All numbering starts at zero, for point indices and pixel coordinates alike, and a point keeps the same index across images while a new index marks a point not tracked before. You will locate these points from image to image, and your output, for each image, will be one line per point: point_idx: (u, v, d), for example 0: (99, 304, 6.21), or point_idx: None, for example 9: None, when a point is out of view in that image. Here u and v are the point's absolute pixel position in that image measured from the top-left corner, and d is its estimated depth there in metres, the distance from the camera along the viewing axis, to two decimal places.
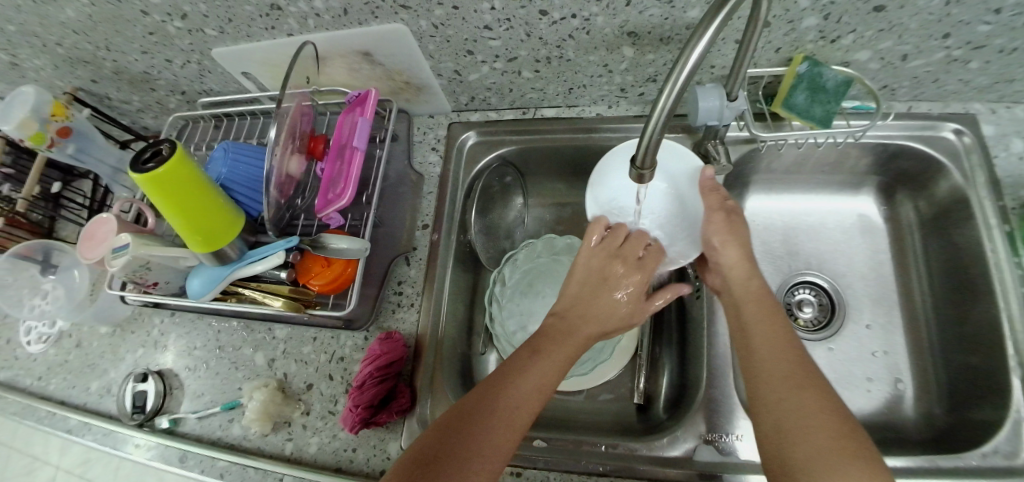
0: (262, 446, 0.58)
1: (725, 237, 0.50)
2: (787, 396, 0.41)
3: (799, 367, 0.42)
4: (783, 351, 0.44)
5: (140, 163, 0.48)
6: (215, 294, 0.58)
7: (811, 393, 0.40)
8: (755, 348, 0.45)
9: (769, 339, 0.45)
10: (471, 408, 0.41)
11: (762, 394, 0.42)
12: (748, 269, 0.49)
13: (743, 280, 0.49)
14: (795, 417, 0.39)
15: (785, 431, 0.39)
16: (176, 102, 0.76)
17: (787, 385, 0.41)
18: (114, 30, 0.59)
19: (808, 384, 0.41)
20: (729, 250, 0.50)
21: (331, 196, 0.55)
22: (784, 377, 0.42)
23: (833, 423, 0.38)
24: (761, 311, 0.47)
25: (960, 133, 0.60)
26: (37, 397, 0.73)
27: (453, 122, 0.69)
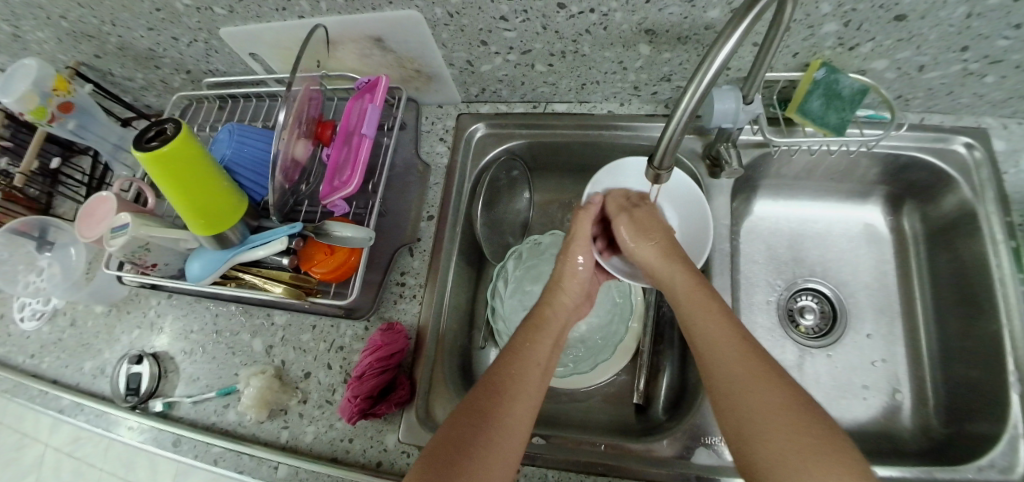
0: (256, 433, 0.58)
1: (636, 236, 0.53)
2: (737, 393, 0.39)
3: (748, 361, 0.41)
4: (722, 345, 0.42)
5: (143, 142, 0.47)
6: (214, 279, 0.57)
7: (763, 385, 0.39)
8: (702, 348, 0.44)
9: (711, 334, 0.44)
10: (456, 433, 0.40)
11: (718, 396, 0.41)
12: (667, 260, 0.51)
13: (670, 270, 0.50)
14: (750, 413, 0.38)
15: (742, 426, 0.38)
16: (180, 82, 0.75)
17: (734, 380, 0.40)
18: (120, 5, 0.58)
19: (754, 377, 0.39)
20: (645, 247, 0.53)
21: (337, 183, 0.54)
22: (734, 375, 0.40)
23: (787, 415, 0.36)
24: (703, 307, 0.45)
25: (971, 147, 0.59)
26: (29, 375, 0.72)
27: (462, 113, 0.68)
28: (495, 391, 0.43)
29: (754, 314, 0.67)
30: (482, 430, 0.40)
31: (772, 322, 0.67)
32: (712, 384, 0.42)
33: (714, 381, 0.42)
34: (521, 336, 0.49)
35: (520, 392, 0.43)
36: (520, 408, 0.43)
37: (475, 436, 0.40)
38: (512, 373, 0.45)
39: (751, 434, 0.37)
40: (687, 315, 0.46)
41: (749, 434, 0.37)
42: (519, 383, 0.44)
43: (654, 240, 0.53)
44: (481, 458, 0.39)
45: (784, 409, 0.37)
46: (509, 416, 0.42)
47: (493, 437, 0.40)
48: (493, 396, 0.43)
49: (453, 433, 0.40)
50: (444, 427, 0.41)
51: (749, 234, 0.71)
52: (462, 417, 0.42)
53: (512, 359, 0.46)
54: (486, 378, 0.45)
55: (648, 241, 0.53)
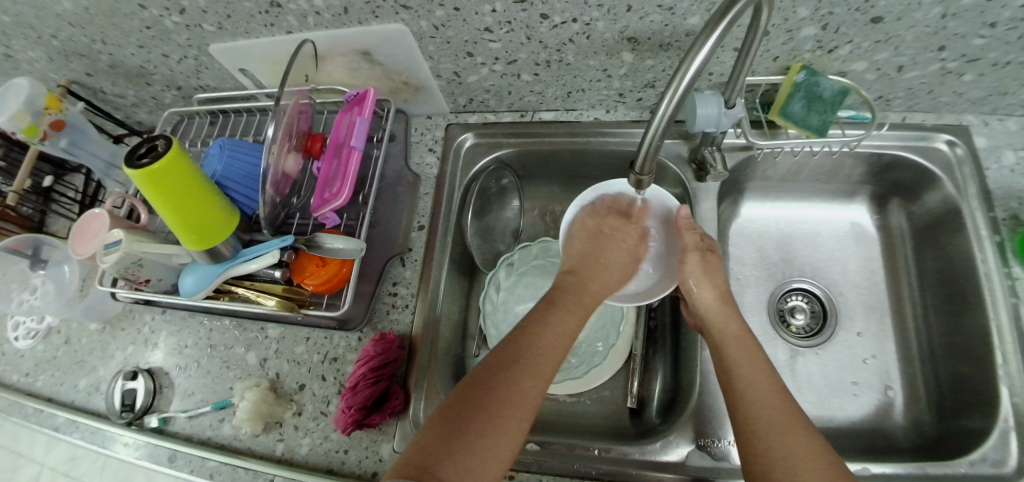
0: (252, 447, 0.58)
1: (701, 278, 0.55)
2: (777, 434, 0.42)
3: (784, 411, 0.43)
4: (764, 388, 0.45)
5: (135, 158, 0.48)
6: (207, 292, 0.57)
7: (803, 435, 0.41)
8: (739, 390, 0.46)
9: (750, 377, 0.46)
10: (454, 416, 0.41)
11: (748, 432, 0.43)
12: (726, 309, 0.53)
13: (721, 315, 0.52)
14: (786, 457, 0.40)
15: (777, 468, 0.40)
16: (171, 98, 0.75)
17: (774, 421, 0.42)
18: (110, 24, 0.59)
19: (791, 424, 0.42)
20: (705, 290, 0.54)
21: (328, 195, 0.55)
22: (771, 418, 0.43)
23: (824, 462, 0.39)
24: (741, 351, 0.49)
25: (953, 145, 0.60)
26: (23, 394, 0.72)
27: (451, 123, 0.68)
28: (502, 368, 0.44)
29: (746, 315, 0.67)
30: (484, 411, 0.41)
31: (763, 322, 0.67)
32: (749, 423, 0.43)
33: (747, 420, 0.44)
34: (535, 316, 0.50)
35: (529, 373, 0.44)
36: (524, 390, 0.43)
37: (472, 423, 0.40)
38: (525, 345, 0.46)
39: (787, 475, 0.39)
40: (730, 357, 0.49)
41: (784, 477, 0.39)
42: (536, 366, 0.45)
43: (716, 287, 0.54)
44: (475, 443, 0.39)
45: (822, 458, 0.40)
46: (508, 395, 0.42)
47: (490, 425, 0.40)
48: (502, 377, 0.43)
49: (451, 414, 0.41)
50: (436, 415, 0.41)
51: (738, 235, 0.71)
52: (456, 401, 0.42)
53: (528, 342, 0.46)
54: (493, 358, 0.46)
55: (710, 286, 0.54)
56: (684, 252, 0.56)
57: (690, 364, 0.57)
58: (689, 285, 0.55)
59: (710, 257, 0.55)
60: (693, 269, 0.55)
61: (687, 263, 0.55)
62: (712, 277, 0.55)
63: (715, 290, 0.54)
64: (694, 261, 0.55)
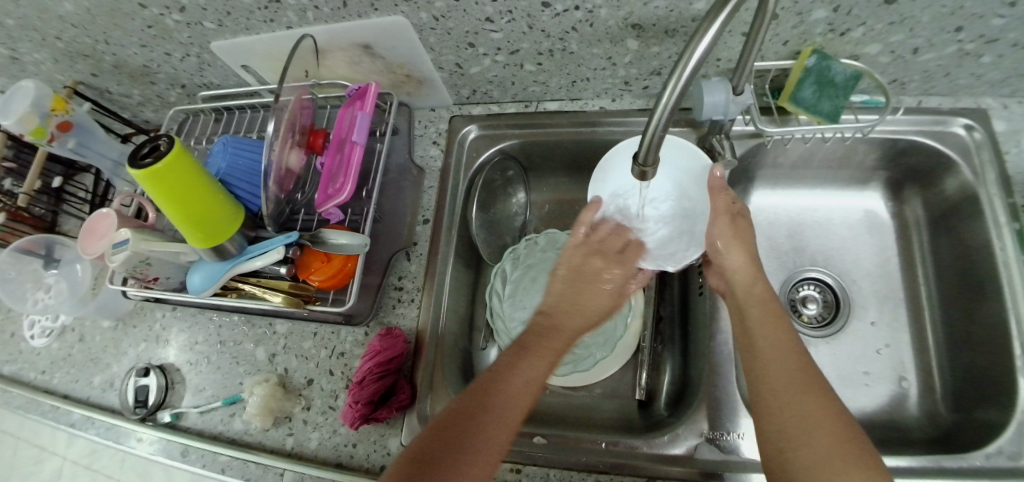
0: (262, 441, 0.58)
1: (730, 240, 0.53)
2: (791, 397, 0.41)
3: (804, 374, 0.42)
4: (787, 354, 0.44)
5: (138, 159, 0.48)
6: (214, 290, 0.58)
7: (819, 398, 0.40)
8: (759, 354, 0.45)
9: (773, 342, 0.46)
10: (479, 389, 0.43)
11: (764, 390, 0.43)
12: (752, 271, 0.51)
13: (746, 277, 0.51)
14: (800, 421, 0.39)
15: (788, 433, 0.39)
16: (176, 96, 0.75)
17: (789, 383, 0.42)
18: (112, 24, 0.59)
19: (809, 388, 0.41)
20: (734, 253, 0.52)
21: (331, 191, 0.55)
22: (788, 382, 0.42)
23: (835, 426, 0.38)
24: (765, 315, 0.48)
25: (971, 128, 0.58)
26: (40, 391, 0.73)
27: (455, 116, 0.67)
28: (520, 352, 0.47)
29: None
30: (499, 388, 0.43)
31: None
32: (764, 387, 0.43)
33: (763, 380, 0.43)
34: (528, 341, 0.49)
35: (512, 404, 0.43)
36: (526, 391, 0.44)
37: (489, 406, 0.42)
38: (536, 337, 0.49)
39: (796, 437, 0.39)
40: (753, 320, 0.48)
41: (795, 440, 0.39)
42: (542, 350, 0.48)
43: (748, 249, 0.52)
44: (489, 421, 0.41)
45: (835, 423, 0.38)
46: (496, 416, 0.41)
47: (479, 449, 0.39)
48: (516, 370, 0.45)
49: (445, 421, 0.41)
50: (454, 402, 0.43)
51: None
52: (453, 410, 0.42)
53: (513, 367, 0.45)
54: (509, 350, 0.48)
55: (740, 247, 0.52)
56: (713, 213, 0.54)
57: (700, 357, 0.56)
58: (719, 249, 0.53)
59: (740, 221, 0.53)
60: (721, 231, 0.53)
61: (716, 226, 0.54)
62: (745, 239, 0.52)
63: (745, 250, 0.52)
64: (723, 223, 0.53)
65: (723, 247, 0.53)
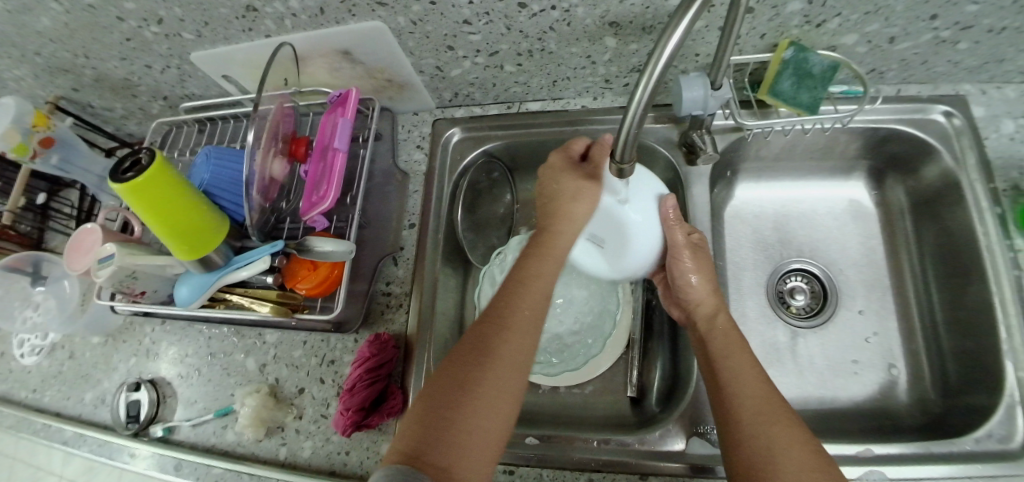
0: (256, 452, 0.58)
1: (693, 269, 0.53)
2: (758, 425, 0.41)
3: (769, 401, 0.42)
4: (752, 381, 0.44)
5: (119, 173, 0.48)
6: (202, 302, 0.58)
7: (785, 425, 0.40)
8: (725, 386, 0.45)
9: (739, 371, 0.46)
10: (457, 370, 0.42)
11: (734, 424, 0.42)
12: (712, 300, 0.52)
13: (709, 306, 0.52)
14: (768, 452, 0.39)
15: (756, 465, 0.39)
16: (159, 108, 0.75)
17: (757, 418, 0.41)
18: (91, 38, 0.59)
19: (775, 416, 0.41)
20: (697, 283, 0.53)
21: (316, 198, 0.54)
22: (754, 412, 0.42)
23: (808, 455, 0.38)
24: (728, 344, 0.48)
25: (950, 115, 0.59)
26: (32, 410, 0.72)
27: (438, 119, 0.67)
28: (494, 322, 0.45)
29: (743, 298, 0.66)
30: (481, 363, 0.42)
31: (762, 305, 0.66)
32: (731, 419, 0.43)
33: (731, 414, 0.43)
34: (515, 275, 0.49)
35: (508, 362, 0.42)
36: (513, 355, 0.43)
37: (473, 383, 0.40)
38: (503, 301, 0.46)
39: (764, 469, 0.38)
40: (717, 350, 0.48)
41: (765, 472, 0.38)
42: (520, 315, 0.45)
43: (707, 277, 0.53)
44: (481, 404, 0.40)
45: (803, 449, 0.38)
46: (489, 392, 0.40)
47: (471, 427, 0.38)
48: (498, 337, 0.43)
49: (418, 419, 0.39)
50: (431, 387, 0.41)
51: (733, 218, 0.70)
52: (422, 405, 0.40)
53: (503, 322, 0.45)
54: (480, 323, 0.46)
55: (703, 277, 0.53)
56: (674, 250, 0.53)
57: (687, 352, 0.56)
58: (682, 278, 0.53)
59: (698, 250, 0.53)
60: (686, 258, 0.53)
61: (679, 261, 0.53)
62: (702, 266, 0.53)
63: (705, 280, 0.53)
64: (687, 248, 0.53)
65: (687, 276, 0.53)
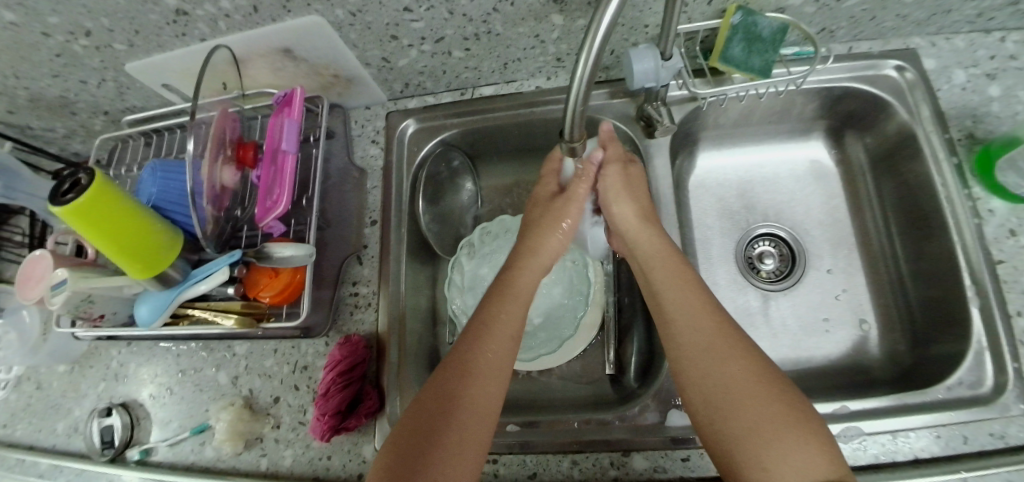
0: (237, 466, 0.57)
1: (618, 193, 0.54)
2: (711, 360, 0.42)
3: (717, 330, 0.43)
4: (697, 314, 0.45)
5: (58, 195, 0.46)
6: (165, 319, 0.56)
7: (735, 355, 0.41)
8: (672, 322, 0.46)
9: (684, 305, 0.46)
10: (426, 416, 0.41)
11: (687, 366, 0.43)
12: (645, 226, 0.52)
13: (647, 237, 0.52)
14: (724, 385, 0.40)
15: (715, 401, 0.40)
16: (102, 124, 0.72)
17: (708, 351, 0.42)
18: (16, 56, 0.55)
19: (724, 345, 0.42)
20: (625, 204, 0.54)
21: (270, 203, 0.53)
22: (704, 345, 0.43)
23: (761, 385, 0.39)
24: (668, 274, 0.48)
25: (902, 69, 0.59)
26: (4, 446, 0.70)
27: (391, 111, 0.66)
28: (459, 368, 0.43)
29: (713, 267, 0.66)
30: (448, 408, 0.41)
31: (732, 273, 0.66)
32: (684, 359, 0.43)
33: (683, 358, 0.44)
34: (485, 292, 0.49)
35: (485, 372, 0.43)
36: (480, 398, 0.42)
37: (443, 427, 0.40)
38: (472, 344, 0.45)
39: (721, 404, 0.40)
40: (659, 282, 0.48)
41: (723, 405, 0.40)
42: (490, 358, 0.44)
43: (636, 201, 0.54)
44: (452, 447, 0.39)
45: (758, 376, 0.40)
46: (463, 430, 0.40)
47: (454, 443, 0.39)
48: (463, 380, 0.42)
49: (408, 436, 0.40)
50: (401, 432, 0.40)
51: (697, 189, 0.70)
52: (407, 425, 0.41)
53: (478, 332, 0.46)
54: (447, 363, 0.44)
55: (629, 201, 0.54)
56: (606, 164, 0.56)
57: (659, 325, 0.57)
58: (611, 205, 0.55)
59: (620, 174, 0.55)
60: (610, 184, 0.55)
61: (609, 176, 0.55)
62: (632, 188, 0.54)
63: (633, 203, 0.54)
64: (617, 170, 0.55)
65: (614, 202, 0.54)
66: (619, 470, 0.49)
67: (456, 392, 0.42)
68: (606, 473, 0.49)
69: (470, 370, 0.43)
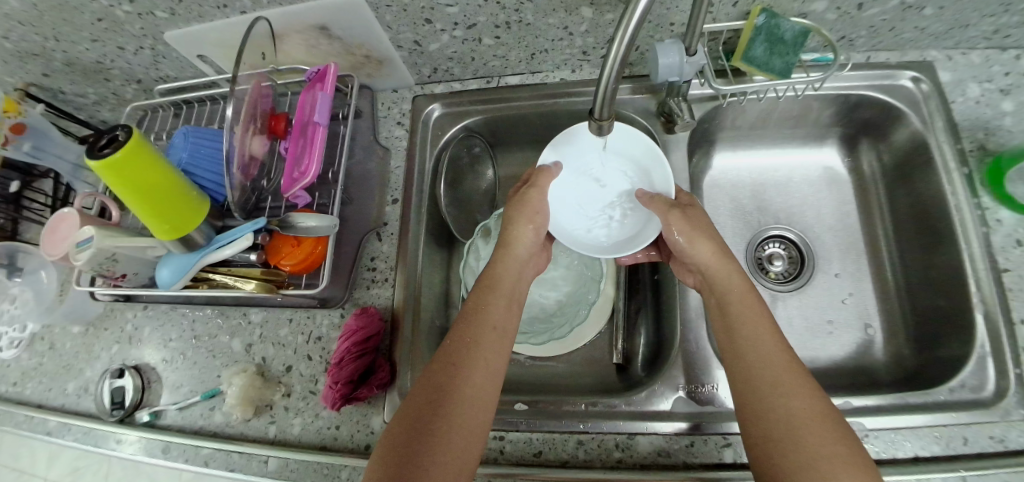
0: (245, 431, 0.58)
1: (691, 232, 0.52)
2: (777, 397, 0.41)
3: (789, 367, 0.43)
4: (773, 353, 0.44)
5: (96, 150, 0.47)
6: (185, 282, 0.57)
7: (803, 392, 0.41)
8: (744, 354, 0.45)
9: (760, 340, 0.45)
10: (421, 415, 0.42)
11: (750, 391, 0.43)
12: (726, 262, 0.50)
13: (722, 269, 0.50)
14: (789, 420, 0.40)
15: (777, 432, 0.40)
16: (133, 92, 0.74)
17: (778, 386, 0.42)
18: (60, 20, 0.57)
19: (791, 382, 0.42)
20: (702, 242, 0.51)
21: (296, 174, 0.54)
22: (772, 381, 0.42)
23: (827, 425, 0.39)
24: (743, 304, 0.48)
25: (917, 81, 0.61)
26: (14, 403, 0.71)
27: (418, 95, 0.67)
28: (452, 364, 0.44)
29: None
30: (441, 405, 0.42)
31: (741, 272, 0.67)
32: (750, 388, 0.43)
33: (750, 381, 0.43)
34: (474, 298, 0.50)
35: (475, 370, 0.44)
36: (474, 398, 0.43)
37: (435, 429, 0.41)
38: (465, 342, 0.46)
39: (784, 437, 0.39)
40: (740, 307, 0.47)
41: (785, 439, 0.39)
42: (480, 357, 0.45)
43: (712, 237, 0.52)
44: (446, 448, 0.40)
45: (823, 418, 0.39)
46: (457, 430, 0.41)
47: (453, 445, 0.40)
48: (454, 378, 0.44)
49: (398, 442, 0.40)
50: (399, 429, 0.41)
51: (712, 188, 0.71)
52: (399, 428, 0.41)
53: (464, 331, 0.47)
54: (437, 361, 0.45)
55: (705, 239, 0.51)
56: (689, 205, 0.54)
57: (669, 316, 0.58)
58: (683, 243, 0.52)
59: (692, 211, 0.53)
60: (677, 225, 0.52)
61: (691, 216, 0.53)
62: (707, 231, 0.52)
63: (709, 240, 0.51)
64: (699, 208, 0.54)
65: (692, 237, 0.51)
66: (624, 453, 0.50)
67: (445, 390, 0.43)
68: (610, 454, 0.50)
69: (459, 367, 0.44)
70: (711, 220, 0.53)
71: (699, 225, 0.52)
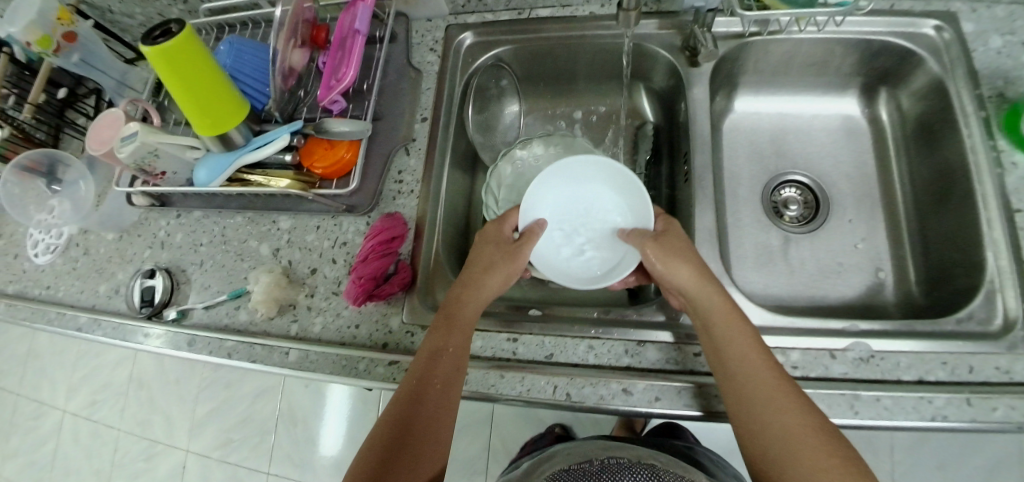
0: (268, 329, 0.60)
1: (667, 259, 0.49)
2: (766, 422, 0.43)
3: (778, 389, 0.43)
4: (762, 380, 0.44)
5: (150, 39, 0.50)
6: (221, 182, 0.60)
7: (786, 412, 0.42)
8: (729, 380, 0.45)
9: (746, 368, 0.45)
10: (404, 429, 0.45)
11: (738, 417, 0.44)
12: (705, 286, 0.48)
13: (703, 295, 0.48)
14: (782, 445, 0.42)
15: (772, 450, 0.42)
16: (178, 14, 0.77)
17: (766, 412, 0.43)
18: None
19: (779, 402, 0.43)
20: (680, 269, 0.49)
21: (334, 81, 0.57)
22: (763, 406, 0.43)
23: (819, 441, 0.41)
24: (727, 324, 0.47)
25: (940, 29, 0.62)
26: (47, 303, 0.74)
27: (450, 24, 0.69)
28: (420, 382, 0.46)
29: (740, 205, 0.69)
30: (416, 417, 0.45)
31: (756, 213, 0.69)
32: (737, 413, 0.44)
33: (741, 408, 0.44)
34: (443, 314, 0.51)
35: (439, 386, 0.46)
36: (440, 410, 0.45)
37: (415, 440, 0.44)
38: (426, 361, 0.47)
39: (777, 459, 0.42)
40: (719, 339, 0.46)
41: (783, 462, 0.41)
42: (448, 373, 0.47)
43: (689, 262, 0.49)
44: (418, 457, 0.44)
45: (812, 433, 0.41)
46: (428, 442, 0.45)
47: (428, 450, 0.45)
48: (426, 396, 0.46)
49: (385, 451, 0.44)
50: (388, 439, 0.45)
51: (731, 131, 0.73)
52: (382, 440, 0.45)
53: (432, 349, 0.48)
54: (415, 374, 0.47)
55: (683, 266, 0.49)
56: (665, 230, 0.52)
57: None
58: (659, 271, 0.50)
59: (666, 237, 0.51)
60: (653, 253, 0.50)
61: (665, 240, 0.50)
62: (685, 255, 0.50)
63: (688, 266, 0.49)
64: (675, 226, 0.52)
65: (669, 266, 0.49)
66: (632, 359, 0.51)
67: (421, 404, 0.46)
68: (618, 360, 0.52)
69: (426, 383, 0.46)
70: (687, 242, 0.51)
71: (675, 249, 0.50)
